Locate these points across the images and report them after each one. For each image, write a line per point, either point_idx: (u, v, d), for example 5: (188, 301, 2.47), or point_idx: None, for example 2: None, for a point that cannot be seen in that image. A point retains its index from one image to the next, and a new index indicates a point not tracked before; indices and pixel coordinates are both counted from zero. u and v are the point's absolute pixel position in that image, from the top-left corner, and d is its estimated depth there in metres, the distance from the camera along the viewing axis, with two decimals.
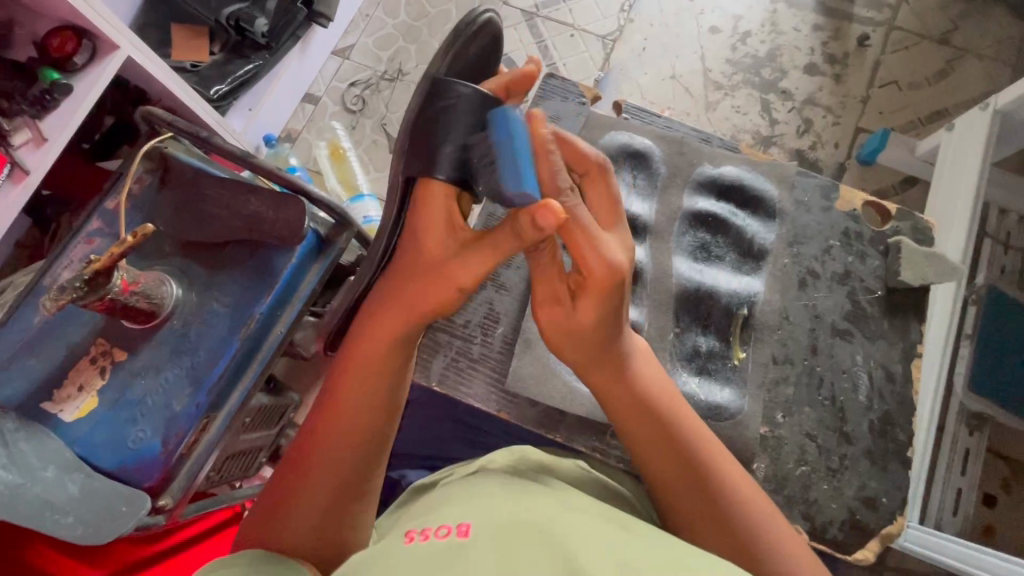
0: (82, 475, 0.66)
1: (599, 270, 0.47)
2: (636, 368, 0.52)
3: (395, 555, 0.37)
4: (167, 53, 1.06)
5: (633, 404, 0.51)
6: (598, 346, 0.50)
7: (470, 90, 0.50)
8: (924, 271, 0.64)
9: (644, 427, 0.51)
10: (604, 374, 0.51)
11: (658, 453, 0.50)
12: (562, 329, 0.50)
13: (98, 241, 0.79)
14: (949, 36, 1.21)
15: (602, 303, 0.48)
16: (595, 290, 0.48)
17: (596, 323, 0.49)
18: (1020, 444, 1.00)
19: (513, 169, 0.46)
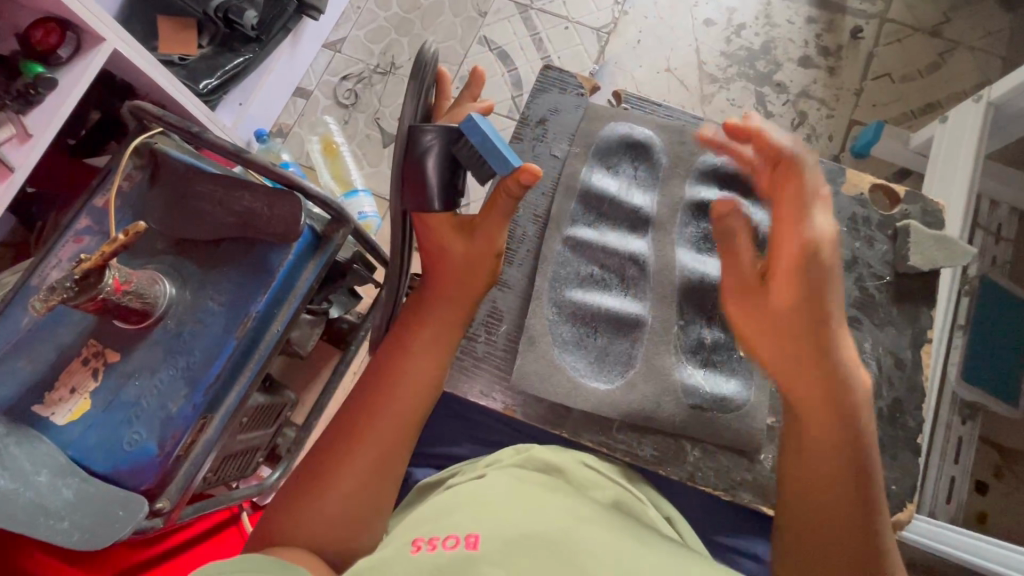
0: (76, 480, 0.65)
1: (822, 254, 0.50)
2: (838, 372, 0.51)
3: (405, 566, 0.38)
4: (154, 46, 1.03)
5: (835, 416, 0.51)
6: (801, 337, 0.51)
7: (447, 128, 0.53)
8: (932, 255, 0.64)
9: (842, 445, 0.51)
10: (823, 377, 0.50)
11: (824, 466, 0.51)
12: (774, 314, 0.51)
13: (87, 239, 0.77)
14: (940, 28, 1.22)
15: (813, 290, 0.50)
16: (821, 276, 0.50)
17: (799, 307, 0.50)
18: (1012, 432, 1.02)
19: (501, 159, 0.52)
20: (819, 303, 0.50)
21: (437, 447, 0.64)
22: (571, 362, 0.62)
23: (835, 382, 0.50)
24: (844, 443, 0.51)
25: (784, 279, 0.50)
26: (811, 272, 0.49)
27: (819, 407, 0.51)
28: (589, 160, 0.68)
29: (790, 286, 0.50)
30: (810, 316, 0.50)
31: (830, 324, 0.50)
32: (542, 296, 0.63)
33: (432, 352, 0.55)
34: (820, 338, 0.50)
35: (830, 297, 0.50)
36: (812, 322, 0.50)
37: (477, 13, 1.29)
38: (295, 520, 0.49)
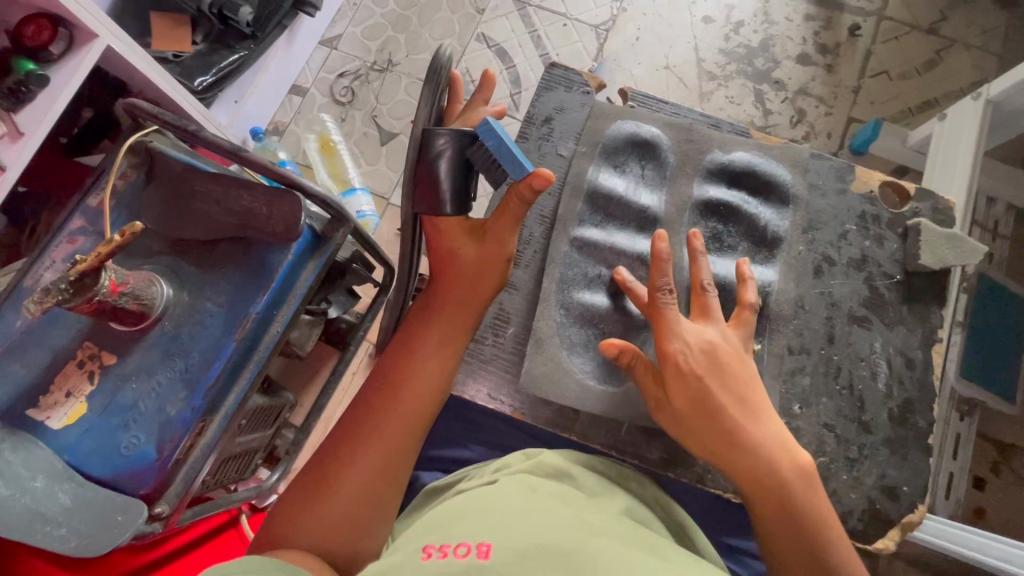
0: (73, 485, 0.64)
1: (704, 363, 0.55)
2: (762, 442, 0.53)
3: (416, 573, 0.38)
4: (147, 43, 1.02)
5: (775, 512, 0.52)
6: (717, 427, 0.53)
7: (460, 132, 0.52)
8: (943, 254, 0.64)
9: (792, 538, 0.51)
10: (744, 479, 0.52)
11: (779, 525, 0.51)
12: (680, 429, 0.55)
13: (81, 239, 0.76)
14: (938, 26, 1.22)
15: (707, 398, 0.54)
16: (713, 384, 0.54)
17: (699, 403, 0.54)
18: (1008, 428, 1.03)
19: (516, 166, 0.51)
20: (716, 414, 0.53)
21: (445, 449, 0.63)
22: (580, 364, 0.61)
23: (766, 483, 0.52)
24: (787, 534, 0.51)
25: (675, 392, 0.55)
26: (693, 383, 0.54)
27: (764, 499, 0.52)
28: (595, 160, 0.67)
29: (684, 398, 0.54)
30: (714, 424, 0.53)
31: (735, 429, 0.53)
32: (549, 297, 0.63)
33: (441, 356, 0.55)
34: (728, 449, 0.53)
35: (733, 404, 0.54)
36: (720, 433, 0.53)
37: (475, 10, 1.28)
38: (301, 523, 0.48)
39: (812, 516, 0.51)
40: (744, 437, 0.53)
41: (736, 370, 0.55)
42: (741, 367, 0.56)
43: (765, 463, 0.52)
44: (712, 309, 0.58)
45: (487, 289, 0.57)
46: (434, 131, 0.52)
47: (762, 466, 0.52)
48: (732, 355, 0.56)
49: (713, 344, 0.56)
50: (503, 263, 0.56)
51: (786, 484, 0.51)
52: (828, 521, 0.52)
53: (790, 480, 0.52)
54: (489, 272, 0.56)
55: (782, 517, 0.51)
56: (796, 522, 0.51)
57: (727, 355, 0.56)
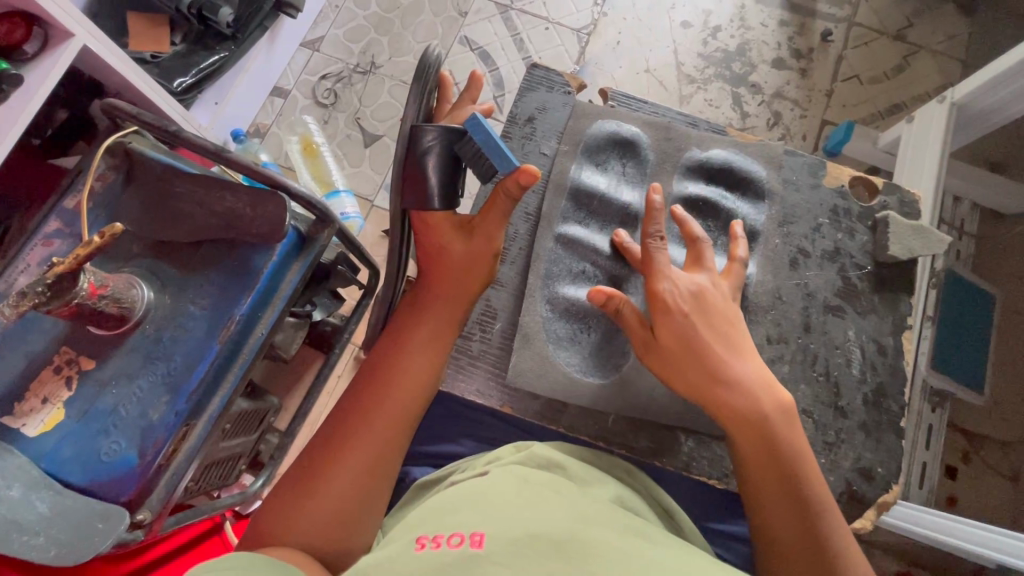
0: (51, 493, 0.63)
1: (692, 305, 0.57)
2: (755, 388, 0.54)
3: (411, 563, 0.39)
4: (123, 42, 1.00)
5: (753, 444, 0.53)
6: (700, 363, 0.55)
7: (448, 130, 0.52)
8: (910, 244, 0.66)
9: (771, 470, 0.53)
10: (727, 414, 0.54)
11: (763, 462, 0.53)
12: (664, 366, 0.56)
13: (58, 242, 0.74)
14: (904, 32, 1.27)
15: (693, 337, 0.55)
16: (699, 323, 0.56)
17: (681, 339, 0.56)
18: (977, 418, 1.06)
19: (504, 161, 0.52)
20: (701, 351, 0.55)
21: (435, 445, 0.63)
22: (566, 359, 0.62)
23: (750, 420, 0.53)
24: (771, 474, 0.53)
25: (663, 330, 0.56)
26: (682, 321, 0.56)
27: (741, 433, 0.54)
28: (577, 158, 0.68)
29: (671, 335, 0.56)
30: (698, 362, 0.55)
31: (720, 365, 0.54)
32: (536, 293, 0.63)
33: (430, 351, 0.55)
34: (716, 385, 0.54)
35: (719, 342, 0.56)
36: (705, 370, 0.54)
37: (458, 13, 1.29)
38: (289, 520, 0.48)
39: (790, 451, 0.53)
40: (726, 372, 0.54)
41: (722, 311, 0.57)
42: (726, 311, 0.58)
43: (749, 398, 0.54)
44: (706, 259, 0.61)
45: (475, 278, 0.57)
46: (420, 128, 0.52)
47: (748, 402, 0.53)
48: (717, 300, 0.58)
49: (701, 289, 0.58)
50: (493, 255, 0.57)
51: (769, 418, 0.53)
52: (806, 457, 0.53)
53: (772, 416, 0.53)
54: (480, 264, 0.57)
55: (761, 449, 0.53)
56: (775, 454, 0.53)
57: (715, 301, 0.58)
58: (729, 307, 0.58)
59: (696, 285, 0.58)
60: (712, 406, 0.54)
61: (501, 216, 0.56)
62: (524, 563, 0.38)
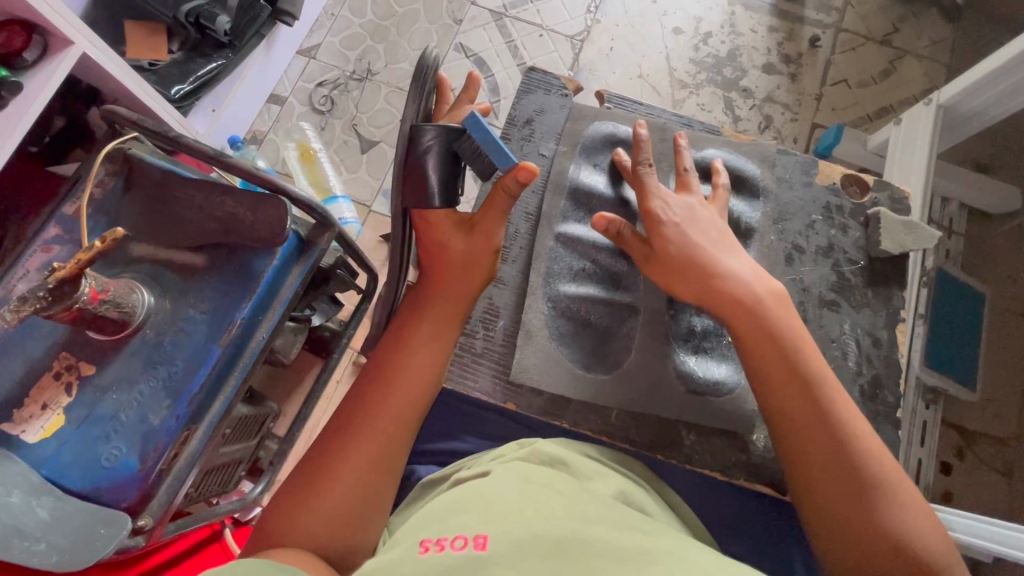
0: (51, 499, 0.62)
1: (683, 215, 0.61)
2: (746, 279, 0.57)
3: (415, 566, 0.39)
4: (121, 50, 1.00)
5: (765, 345, 0.55)
6: (697, 263, 0.58)
7: (446, 129, 0.53)
8: (902, 239, 0.68)
9: (786, 371, 0.54)
10: (727, 305, 0.56)
11: (769, 349, 0.55)
12: (668, 276, 0.59)
13: (57, 248, 0.74)
14: (890, 37, 1.30)
15: (691, 247, 0.59)
16: (690, 230, 0.60)
17: (676, 244, 0.59)
18: (971, 414, 1.08)
19: (503, 157, 0.53)
20: (701, 258, 0.58)
21: (438, 443, 0.63)
22: (568, 355, 0.63)
23: (748, 305, 0.56)
24: (776, 357, 0.54)
25: (662, 243, 0.60)
26: (679, 236, 0.59)
27: (753, 335, 0.55)
28: (576, 159, 0.70)
29: (669, 245, 0.59)
30: (699, 271, 0.57)
31: (720, 267, 0.57)
32: (537, 292, 0.64)
33: (433, 346, 0.55)
34: (726, 291, 0.56)
35: (717, 252, 0.58)
36: (706, 275, 0.57)
37: (452, 20, 1.31)
38: (294, 520, 0.48)
39: (790, 333, 0.55)
40: (720, 266, 0.57)
41: (708, 222, 0.61)
42: (717, 226, 0.61)
43: (757, 301, 0.56)
44: (692, 184, 0.65)
45: (479, 265, 0.58)
46: (419, 128, 0.53)
47: (756, 303, 0.56)
48: (708, 218, 0.62)
49: (693, 207, 0.62)
50: (495, 247, 0.58)
51: (775, 316, 0.55)
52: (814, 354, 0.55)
53: (765, 298, 0.56)
54: (482, 254, 0.57)
55: (763, 333, 0.55)
56: (788, 354, 0.54)
57: (705, 217, 0.62)
58: (719, 223, 0.62)
59: (687, 207, 0.62)
60: (714, 302, 0.57)
61: (501, 210, 0.57)
62: (528, 566, 0.38)
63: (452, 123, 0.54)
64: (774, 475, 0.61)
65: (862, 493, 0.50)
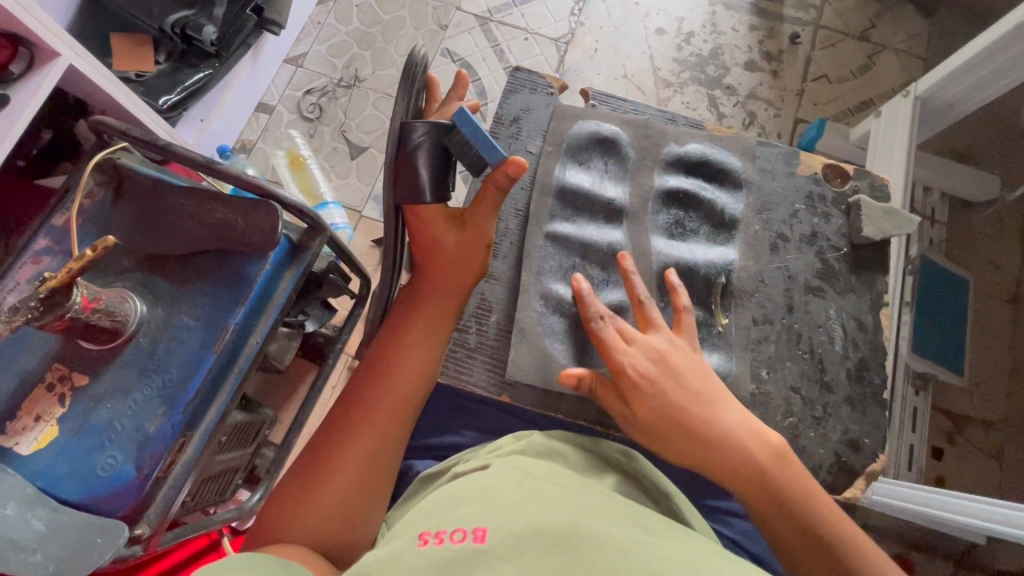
0: (47, 510, 0.62)
1: (657, 370, 0.57)
2: (742, 441, 0.55)
3: (414, 560, 0.39)
4: (107, 63, 1.01)
5: (777, 513, 0.54)
6: (684, 426, 0.55)
7: (436, 126, 0.54)
8: (883, 226, 0.69)
9: (789, 522, 0.53)
10: (729, 475, 0.55)
11: (782, 519, 0.53)
12: (655, 440, 0.57)
13: (47, 260, 0.74)
14: (868, 33, 1.33)
15: (670, 411, 0.56)
16: (669, 388, 0.57)
17: (659, 410, 0.56)
18: (960, 399, 1.10)
19: (492, 150, 0.53)
20: (682, 422, 0.55)
21: (440, 438, 0.63)
22: (561, 350, 0.63)
23: (749, 475, 0.54)
24: (789, 524, 0.53)
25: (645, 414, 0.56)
26: (657, 401, 0.56)
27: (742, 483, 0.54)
28: (561, 158, 0.71)
29: (650, 415, 0.56)
30: (684, 441, 0.55)
31: (711, 429, 0.55)
32: (529, 288, 0.65)
33: (428, 342, 0.56)
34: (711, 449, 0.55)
35: (696, 407, 0.56)
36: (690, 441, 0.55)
37: (438, 26, 1.32)
38: (293, 517, 0.48)
39: (796, 499, 0.54)
40: (714, 431, 0.55)
41: (689, 369, 0.58)
42: (687, 370, 0.58)
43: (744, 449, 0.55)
44: (654, 317, 0.61)
45: (476, 269, 0.59)
46: (409, 125, 0.54)
47: (743, 453, 0.54)
48: (678, 362, 0.58)
49: (664, 354, 0.58)
50: (488, 244, 0.58)
51: (764, 461, 0.54)
52: (807, 483, 0.55)
53: (764, 463, 0.54)
54: (476, 254, 0.58)
55: (770, 502, 0.54)
56: (779, 493, 0.54)
57: (679, 360, 0.58)
58: (695, 365, 0.59)
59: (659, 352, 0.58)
60: (717, 472, 0.55)
61: (492, 206, 0.58)
62: (527, 559, 0.38)
63: (442, 120, 0.55)
64: None
65: None
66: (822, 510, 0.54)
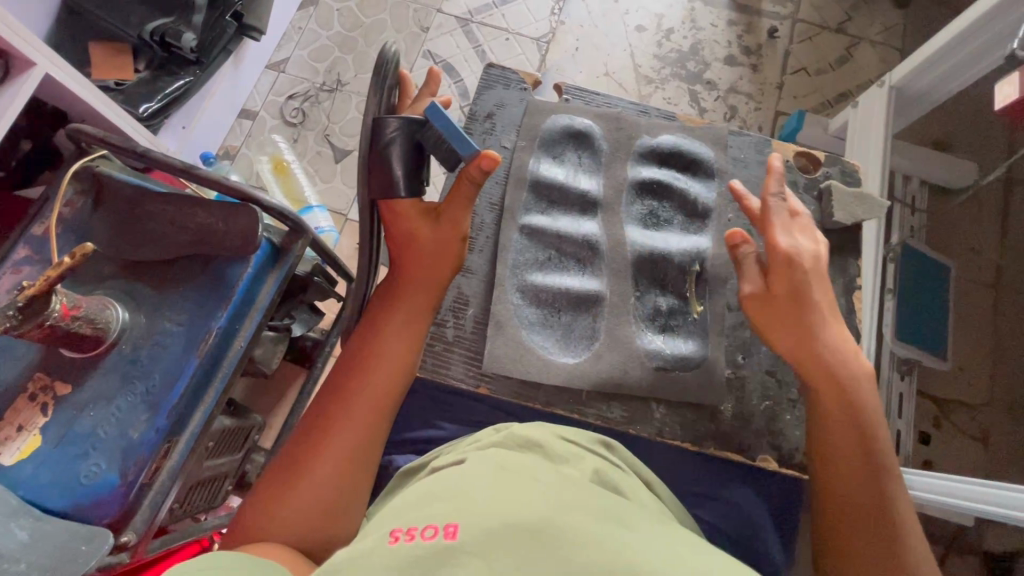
0: (31, 519, 0.61)
1: (810, 263, 0.59)
2: (846, 353, 0.58)
3: (383, 558, 0.37)
4: (86, 72, 1.00)
5: (843, 417, 0.57)
6: (809, 314, 0.58)
7: (408, 121, 0.55)
8: (853, 210, 0.70)
9: (848, 426, 0.57)
10: (820, 373, 0.58)
11: (842, 424, 0.57)
12: (775, 320, 0.59)
13: (27, 269, 0.74)
14: (844, 26, 1.35)
15: (806, 290, 0.58)
16: (814, 282, 0.59)
17: (801, 294, 0.58)
18: (944, 383, 1.10)
19: (464, 142, 0.54)
20: (809, 305, 0.58)
21: (418, 431, 0.65)
22: (539, 340, 0.65)
23: (839, 380, 0.57)
24: (847, 431, 0.57)
25: (780, 283, 0.59)
26: (798, 273, 0.58)
27: (829, 403, 0.58)
28: (535, 152, 0.72)
29: (786, 285, 0.58)
30: (799, 316, 0.58)
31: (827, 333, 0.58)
32: (505, 281, 0.66)
33: (406, 335, 0.57)
34: (823, 360, 0.57)
35: (830, 313, 0.59)
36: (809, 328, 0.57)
37: (419, 29, 1.33)
38: (272, 515, 0.48)
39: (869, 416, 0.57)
40: (828, 334, 0.58)
41: (825, 279, 0.60)
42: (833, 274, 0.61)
43: (849, 376, 0.57)
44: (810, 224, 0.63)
45: (453, 261, 0.59)
46: (382, 118, 0.54)
47: (850, 378, 0.57)
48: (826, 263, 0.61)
49: (817, 251, 0.61)
50: (464, 237, 0.59)
51: (861, 393, 0.57)
52: (881, 430, 0.58)
53: (860, 381, 0.58)
54: (452, 247, 0.59)
55: (845, 409, 0.57)
56: (856, 415, 0.57)
57: (821, 264, 0.61)
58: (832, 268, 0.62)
59: (810, 248, 0.61)
60: (813, 368, 0.58)
61: (466, 199, 0.58)
62: (501, 554, 0.36)
63: (413, 115, 0.55)
64: (744, 442, 0.64)
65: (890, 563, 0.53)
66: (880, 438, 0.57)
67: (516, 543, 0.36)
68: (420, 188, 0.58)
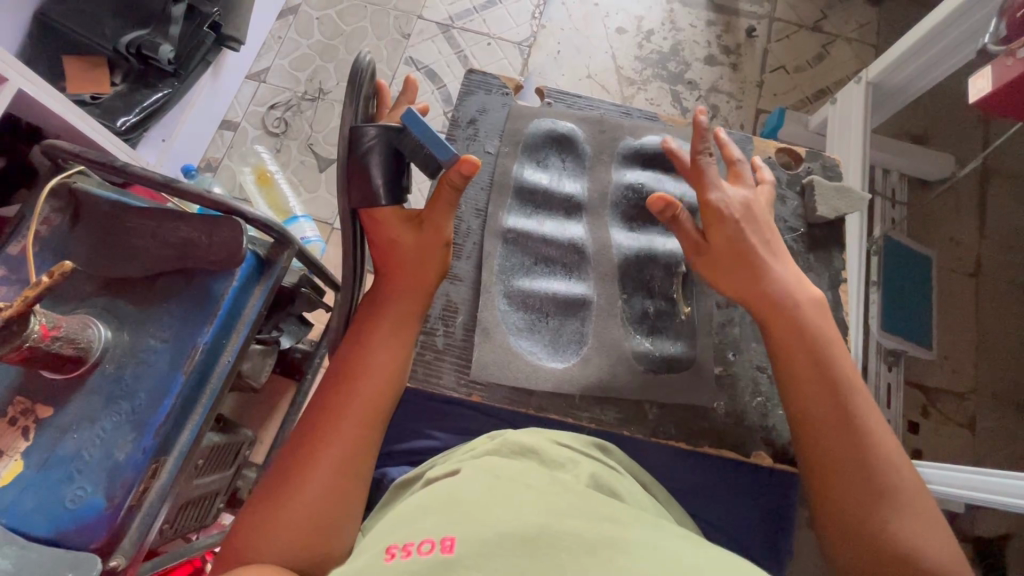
0: (14, 548, 0.60)
1: (741, 211, 0.62)
2: (795, 295, 0.59)
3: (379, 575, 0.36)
4: (61, 87, 0.98)
5: (802, 366, 0.57)
6: (744, 258, 0.60)
7: (381, 129, 0.55)
8: (835, 204, 0.71)
9: (805, 356, 0.57)
10: (763, 304, 0.59)
11: (801, 356, 0.57)
12: (717, 269, 0.61)
13: (4, 290, 0.72)
14: (820, 24, 1.37)
15: (742, 239, 0.60)
16: (747, 226, 0.61)
17: (734, 243, 0.60)
18: (932, 372, 1.12)
19: (439, 145, 0.53)
20: (750, 253, 0.60)
21: (410, 442, 0.64)
22: (527, 346, 0.65)
23: (784, 309, 0.58)
24: (806, 357, 0.57)
25: (716, 234, 0.61)
26: (733, 225, 0.61)
27: (798, 360, 0.57)
28: (519, 158, 0.72)
29: (721, 237, 0.61)
30: (740, 262, 0.60)
31: (768, 271, 0.60)
32: (492, 288, 0.66)
33: (392, 344, 0.56)
34: (784, 311, 0.58)
35: (781, 264, 0.61)
36: (758, 276, 0.59)
37: (401, 35, 1.32)
38: (261, 535, 0.47)
39: (823, 342, 0.58)
40: (766, 270, 0.60)
41: (762, 222, 0.62)
42: (770, 219, 0.63)
43: (812, 326, 0.58)
44: (744, 176, 0.65)
45: (439, 262, 0.59)
46: (358, 126, 0.55)
47: (811, 329, 0.58)
48: (763, 209, 0.64)
49: (748, 200, 0.63)
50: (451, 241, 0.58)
51: (808, 318, 0.58)
52: (840, 351, 0.58)
53: (803, 305, 0.59)
54: (437, 250, 0.58)
55: (798, 337, 0.58)
56: (810, 343, 0.57)
57: (758, 212, 0.63)
58: (767, 214, 0.65)
59: (739, 197, 0.63)
60: (759, 303, 0.59)
61: (448, 203, 0.57)
62: (499, 565, 0.35)
63: (388, 123, 0.56)
64: (738, 439, 0.64)
65: (868, 476, 0.53)
66: (841, 361, 0.57)
67: (514, 551, 0.36)
68: (401, 196, 0.58)
